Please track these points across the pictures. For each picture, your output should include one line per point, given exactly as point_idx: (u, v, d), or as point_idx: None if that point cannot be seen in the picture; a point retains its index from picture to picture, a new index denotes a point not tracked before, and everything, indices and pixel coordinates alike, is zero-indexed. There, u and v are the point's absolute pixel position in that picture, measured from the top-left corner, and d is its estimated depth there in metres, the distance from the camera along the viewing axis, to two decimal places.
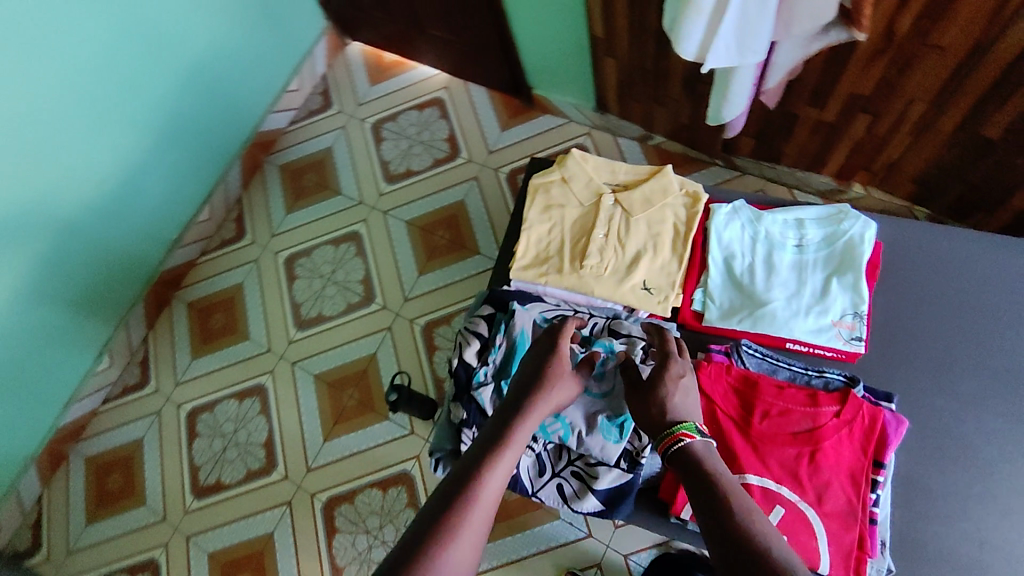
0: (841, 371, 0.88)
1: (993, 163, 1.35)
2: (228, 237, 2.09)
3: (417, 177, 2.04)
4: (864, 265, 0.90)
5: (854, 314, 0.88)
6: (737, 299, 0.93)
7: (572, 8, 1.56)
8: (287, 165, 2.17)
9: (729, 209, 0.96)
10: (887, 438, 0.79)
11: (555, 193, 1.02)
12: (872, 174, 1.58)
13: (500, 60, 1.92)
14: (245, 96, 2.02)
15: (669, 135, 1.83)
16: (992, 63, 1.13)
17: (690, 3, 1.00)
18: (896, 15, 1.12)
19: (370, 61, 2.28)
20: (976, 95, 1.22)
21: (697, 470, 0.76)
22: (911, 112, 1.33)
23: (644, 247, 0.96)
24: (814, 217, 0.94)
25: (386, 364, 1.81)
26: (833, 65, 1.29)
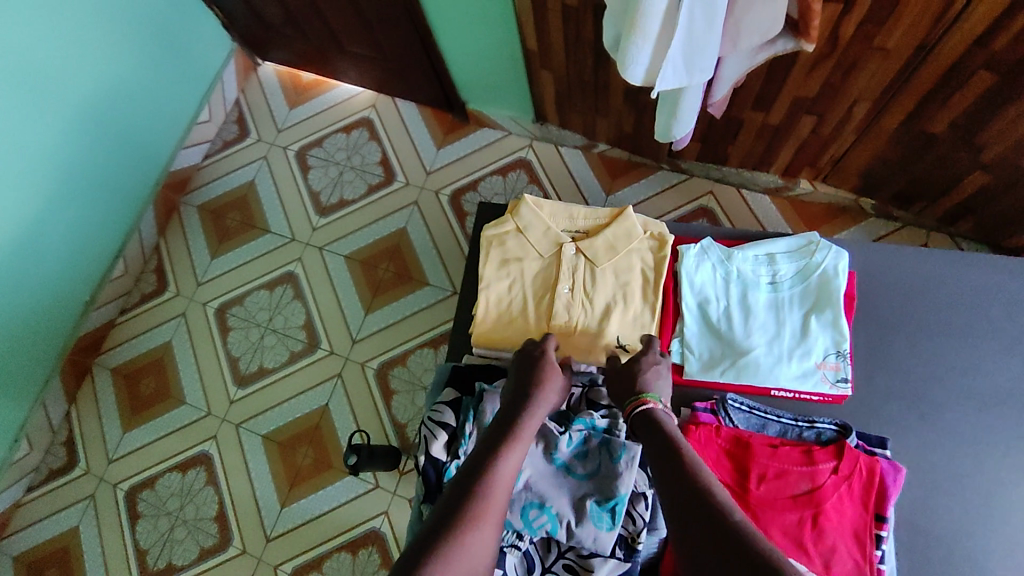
0: (830, 420, 0.87)
1: (937, 157, 1.34)
2: (149, 291, 1.92)
3: (351, 207, 1.92)
4: (841, 299, 0.89)
5: (837, 354, 0.87)
6: (717, 347, 0.91)
7: (501, 20, 1.46)
8: (207, 205, 1.99)
9: (698, 250, 0.94)
10: (888, 491, 0.79)
11: (511, 246, 0.97)
12: (818, 171, 1.57)
13: (428, 75, 1.80)
14: (149, 134, 1.83)
15: (613, 143, 1.76)
16: (936, 63, 1.11)
17: (636, 26, 0.94)
18: (839, 21, 1.09)
19: (285, 81, 2.11)
20: (920, 94, 1.20)
21: (662, 432, 0.78)
22: (856, 112, 1.31)
23: (614, 299, 0.93)
24: (785, 250, 0.93)
25: (341, 414, 1.71)
26: (776, 72, 1.25)
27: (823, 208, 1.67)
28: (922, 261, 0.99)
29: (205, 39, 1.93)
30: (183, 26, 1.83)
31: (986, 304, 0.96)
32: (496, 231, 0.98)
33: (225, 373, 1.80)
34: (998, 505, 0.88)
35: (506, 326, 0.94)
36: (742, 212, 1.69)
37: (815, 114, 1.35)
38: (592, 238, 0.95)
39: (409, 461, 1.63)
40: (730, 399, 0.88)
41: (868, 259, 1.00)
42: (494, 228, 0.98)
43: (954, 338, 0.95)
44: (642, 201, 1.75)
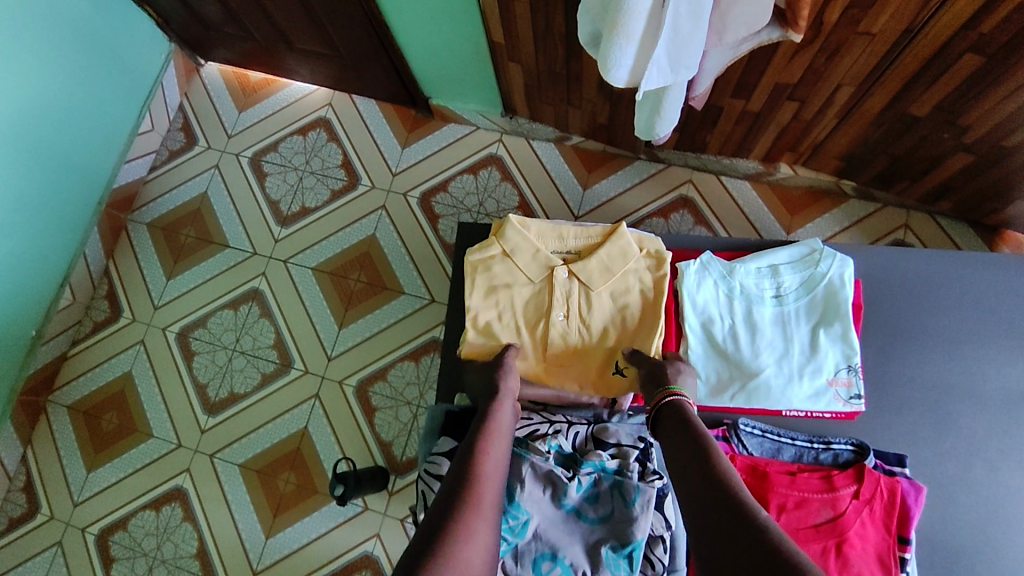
0: (846, 440, 0.87)
1: (919, 138, 1.32)
2: (102, 319, 1.81)
3: (316, 215, 1.82)
4: (849, 312, 0.87)
5: (847, 369, 0.86)
6: (725, 368, 0.90)
7: (463, 12, 1.37)
8: (157, 222, 1.89)
9: (699, 266, 0.92)
10: (909, 512, 0.81)
11: (499, 273, 0.94)
12: (798, 155, 1.53)
13: (387, 70, 1.70)
14: (84, 150, 1.69)
15: (586, 134, 1.70)
16: (923, 44, 1.07)
17: (619, 25, 0.88)
18: (824, 6, 1.04)
19: (233, 82, 1.98)
20: (905, 76, 1.16)
21: (688, 424, 0.79)
22: (838, 96, 1.27)
23: (610, 324, 0.92)
24: (788, 261, 0.91)
25: (321, 435, 1.63)
26: (756, 59, 1.20)
27: (803, 192, 1.67)
28: (921, 258, 0.97)
29: (140, 42, 1.78)
30: (113, 29, 1.68)
31: (989, 304, 0.94)
32: (483, 257, 0.95)
33: (193, 401, 1.70)
34: (1010, 512, 0.87)
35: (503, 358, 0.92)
36: (724, 203, 1.68)
37: (796, 100, 1.31)
38: (585, 259, 0.92)
39: (398, 480, 1.58)
40: (742, 424, 0.88)
41: (868, 260, 0.97)
42: (479, 254, 0.95)
43: (958, 341, 0.93)
44: (619, 194, 1.72)
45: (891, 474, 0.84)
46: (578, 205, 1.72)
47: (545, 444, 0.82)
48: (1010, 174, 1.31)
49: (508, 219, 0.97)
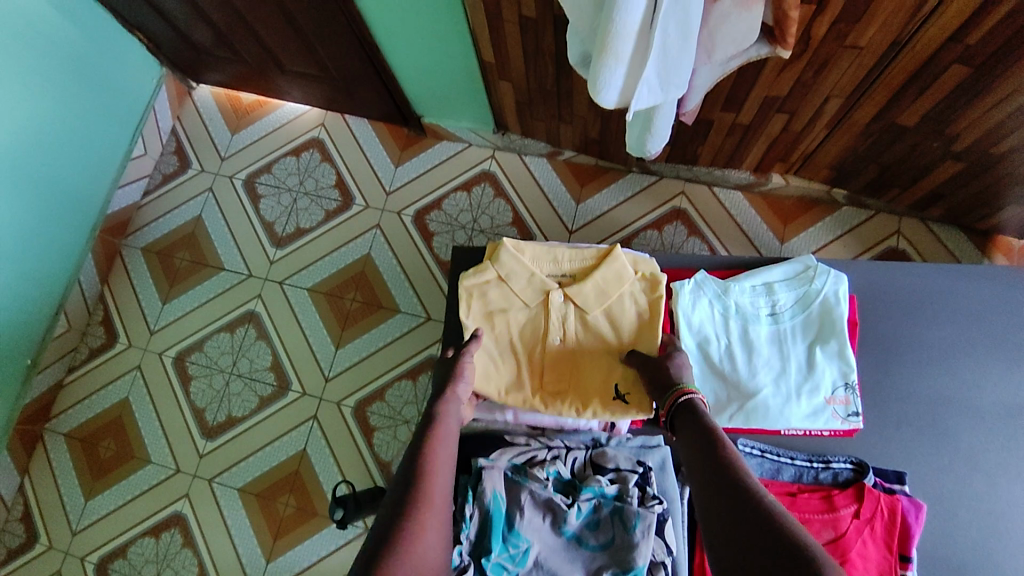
0: (845, 458, 0.87)
1: (908, 147, 1.32)
2: (97, 345, 1.80)
3: (310, 235, 1.82)
4: (845, 330, 0.87)
5: (845, 387, 0.86)
6: (723, 388, 0.89)
7: (452, 33, 1.37)
8: (152, 246, 1.88)
9: (693, 286, 0.92)
10: (910, 529, 0.81)
11: (495, 299, 0.94)
12: (789, 165, 1.54)
13: (378, 90, 1.70)
14: (77, 177, 1.69)
15: (578, 149, 1.70)
16: (909, 56, 1.08)
17: (608, 48, 0.88)
18: (812, 21, 1.04)
19: (225, 105, 1.98)
20: (892, 88, 1.17)
21: (701, 421, 0.79)
22: (827, 108, 1.27)
23: (608, 346, 0.93)
24: (783, 279, 0.91)
25: (320, 457, 1.62)
26: (744, 75, 1.21)
27: (795, 201, 1.68)
28: (915, 272, 0.97)
29: (131, 67, 1.79)
30: (104, 56, 1.69)
31: (983, 318, 0.95)
32: (478, 282, 0.95)
33: (190, 425, 1.69)
34: (1010, 525, 0.87)
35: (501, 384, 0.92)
36: (718, 214, 1.69)
37: (785, 112, 1.32)
38: (581, 283, 0.93)
39: None
40: (741, 444, 0.88)
41: (861, 275, 0.97)
42: (474, 280, 0.95)
43: (953, 355, 0.93)
44: (613, 207, 1.72)
45: (891, 492, 0.84)
46: (572, 220, 1.73)
47: (544, 471, 0.83)
48: (1001, 181, 1.31)
49: (502, 244, 0.97)
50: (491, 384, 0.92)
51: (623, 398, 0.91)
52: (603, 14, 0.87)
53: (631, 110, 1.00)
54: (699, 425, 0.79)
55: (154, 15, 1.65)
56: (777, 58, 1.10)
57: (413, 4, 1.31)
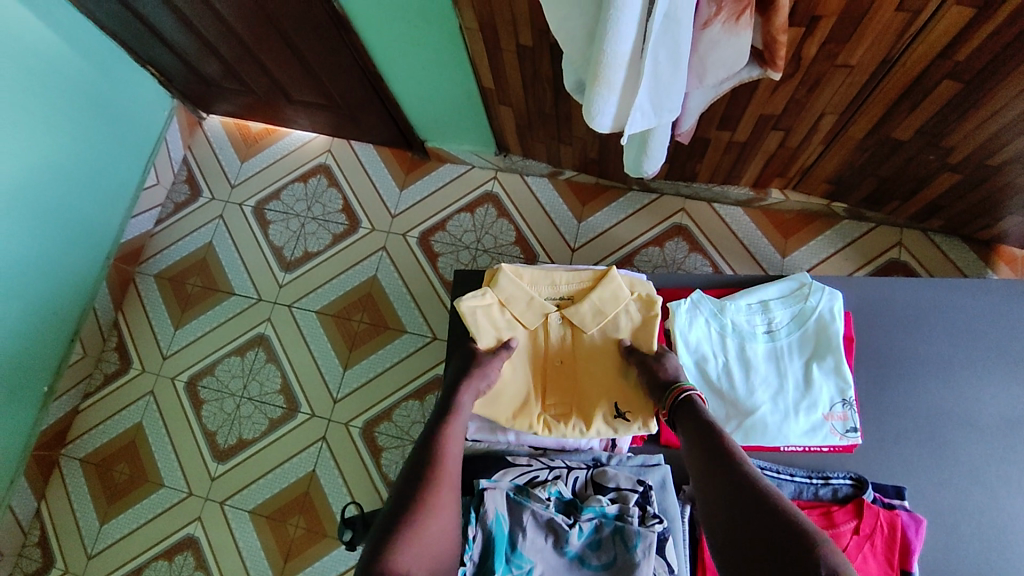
0: (844, 474, 0.87)
1: (905, 161, 1.34)
2: (112, 371, 1.84)
3: (318, 259, 1.85)
4: (841, 346, 0.89)
5: (842, 402, 0.87)
6: (721, 407, 0.90)
7: (452, 61, 1.41)
8: (164, 273, 1.93)
9: (690, 305, 0.93)
10: (909, 544, 0.82)
11: (498, 320, 0.97)
12: (788, 180, 1.56)
13: (382, 117, 1.74)
14: (91, 207, 1.74)
15: (579, 169, 1.73)
16: (899, 74, 1.10)
17: (601, 77, 0.91)
18: (801, 43, 1.07)
19: (234, 134, 2.04)
20: (884, 104, 1.19)
21: (701, 420, 0.82)
22: (822, 124, 1.29)
23: (607, 366, 0.95)
24: (778, 296, 0.92)
25: (329, 478, 1.64)
26: (738, 95, 1.23)
27: (795, 215, 1.69)
28: (911, 287, 0.98)
29: (144, 100, 1.85)
30: (117, 91, 1.75)
31: (981, 333, 0.95)
32: (479, 304, 0.97)
33: (202, 448, 1.72)
34: (1015, 540, 0.87)
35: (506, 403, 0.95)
36: (719, 230, 1.71)
37: (781, 129, 1.34)
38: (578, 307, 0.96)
39: None
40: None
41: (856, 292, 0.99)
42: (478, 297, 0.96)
43: (951, 369, 0.94)
44: (615, 224, 1.74)
45: (890, 507, 0.84)
46: (574, 238, 1.75)
47: (545, 491, 0.83)
48: (999, 192, 1.32)
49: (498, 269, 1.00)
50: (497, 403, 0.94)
51: (623, 415, 0.92)
52: (595, 44, 0.90)
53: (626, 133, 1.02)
54: (700, 424, 0.82)
55: (165, 50, 1.70)
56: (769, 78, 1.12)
57: (414, 34, 1.35)
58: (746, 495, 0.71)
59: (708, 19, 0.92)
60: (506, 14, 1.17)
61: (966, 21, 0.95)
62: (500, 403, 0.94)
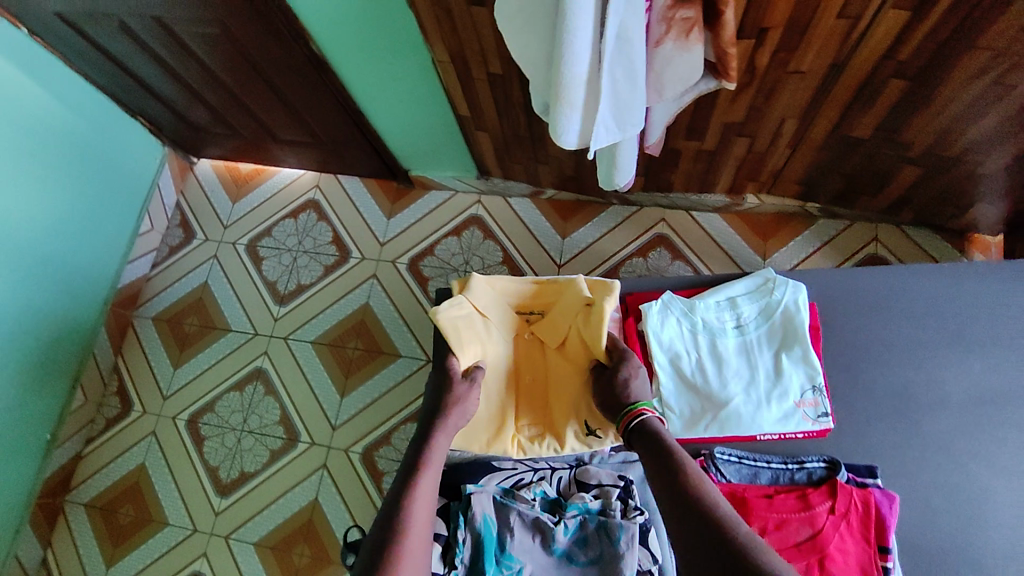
0: (817, 457, 0.90)
1: (867, 157, 1.39)
2: (113, 415, 1.86)
3: (311, 291, 1.90)
4: (808, 335, 0.92)
5: (813, 389, 0.91)
6: (696, 401, 0.94)
7: (427, 92, 1.48)
8: (161, 314, 1.97)
9: (661, 306, 0.97)
10: (884, 520, 0.84)
11: (468, 337, 0.98)
12: (760, 184, 1.61)
13: (366, 150, 1.80)
14: (87, 256, 1.79)
15: (559, 187, 1.79)
16: (849, 76, 1.16)
17: (563, 97, 0.97)
18: (753, 53, 1.13)
19: (225, 176, 2.10)
20: (840, 105, 1.24)
21: (657, 440, 0.87)
22: (784, 128, 1.35)
23: (574, 378, 1.00)
24: (744, 293, 0.97)
25: (332, 505, 1.65)
26: (702, 105, 1.29)
27: (771, 217, 1.74)
28: (875, 275, 1.02)
29: (136, 150, 1.91)
30: (110, 142, 1.81)
31: (946, 312, 0.99)
32: (455, 316, 0.97)
33: (205, 484, 1.74)
34: (992, 510, 0.89)
35: (478, 430, 0.98)
36: (698, 236, 1.75)
37: (745, 136, 1.40)
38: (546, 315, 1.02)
39: None
40: (718, 453, 0.91)
41: (825, 283, 1.03)
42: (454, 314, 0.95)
43: (920, 350, 0.98)
44: (598, 238, 1.79)
45: (863, 485, 0.87)
46: (559, 253, 1.80)
47: (530, 493, 0.86)
48: (961, 181, 1.36)
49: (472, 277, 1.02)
50: (470, 431, 0.98)
51: (594, 432, 0.97)
52: (554, 68, 0.95)
53: (593, 149, 1.07)
54: (654, 444, 0.87)
55: (154, 100, 1.78)
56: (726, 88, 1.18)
57: (389, 70, 1.41)
58: (695, 515, 0.77)
59: (659, 38, 0.97)
60: (474, 45, 1.23)
61: (902, 23, 1.01)
62: (472, 431, 0.98)
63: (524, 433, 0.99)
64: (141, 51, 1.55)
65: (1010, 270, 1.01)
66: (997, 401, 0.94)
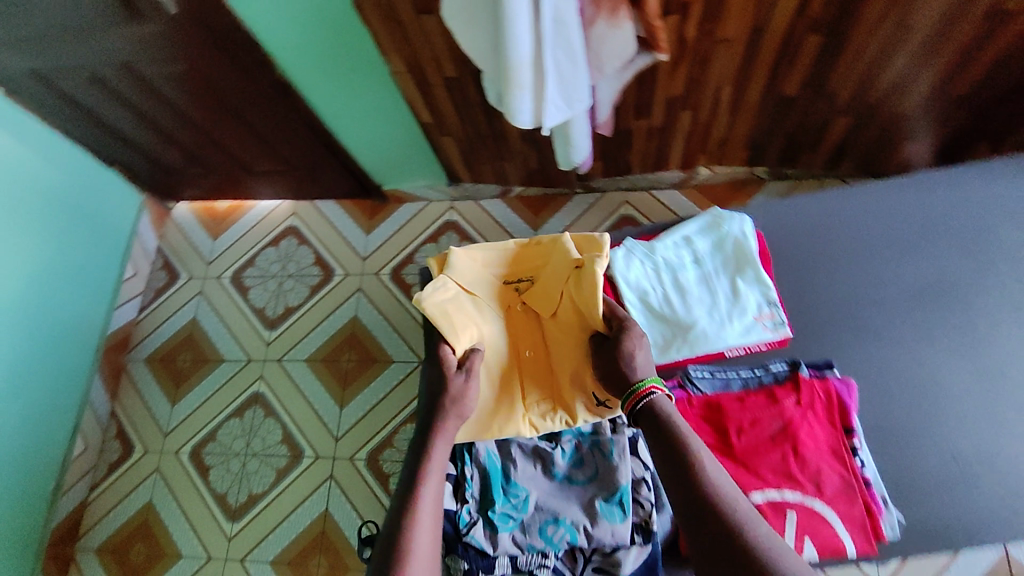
0: (781, 361, 0.99)
1: (802, 114, 1.51)
2: (115, 458, 1.88)
3: (299, 312, 1.95)
4: (757, 257, 1.02)
5: (768, 303, 1.00)
6: (667, 329, 1.01)
7: (390, 105, 1.57)
8: (154, 355, 2.00)
9: (625, 251, 1.05)
10: (844, 403, 0.92)
11: (461, 317, 1.04)
12: (710, 154, 1.72)
13: (338, 171, 1.89)
14: (76, 304, 1.84)
15: (526, 182, 1.88)
16: (770, 37, 1.27)
17: (512, 80, 1.06)
18: (681, 26, 1.24)
19: (203, 216, 2.16)
20: (767, 67, 1.36)
21: (660, 418, 0.89)
22: (722, 96, 1.46)
23: (573, 348, 1.04)
24: (697, 230, 1.06)
25: (343, 513, 1.68)
26: (644, 82, 1.40)
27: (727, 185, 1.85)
28: (816, 205, 1.13)
29: (115, 199, 1.98)
30: (89, 193, 1.87)
31: (883, 230, 1.09)
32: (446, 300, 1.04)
33: (214, 511, 1.76)
34: (949, 396, 0.98)
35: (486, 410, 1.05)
36: (661, 212, 1.85)
37: (688, 107, 1.51)
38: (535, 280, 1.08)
39: None
40: (692, 371, 0.99)
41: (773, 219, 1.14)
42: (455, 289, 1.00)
43: (865, 264, 1.07)
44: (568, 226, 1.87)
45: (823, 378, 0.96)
46: None
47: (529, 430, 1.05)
48: (889, 124, 1.48)
49: (451, 254, 1.09)
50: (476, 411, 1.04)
51: (602, 402, 1.02)
52: (501, 55, 1.05)
53: (546, 127, 1.17)
54: (659, 424, 0.89)
55: (129, 148, 1.85)
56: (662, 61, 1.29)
57: (352, 87, 1.51)
58: (702, 502, 0.80)
59: (592, 19, 1.08)
60: (427, 50, 1.33)
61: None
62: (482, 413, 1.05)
63: (531, 411, 1.05)
64: (113, 100, 1.64)
65: (933, 184, 1.12)
66: (938, 299, 1.04)
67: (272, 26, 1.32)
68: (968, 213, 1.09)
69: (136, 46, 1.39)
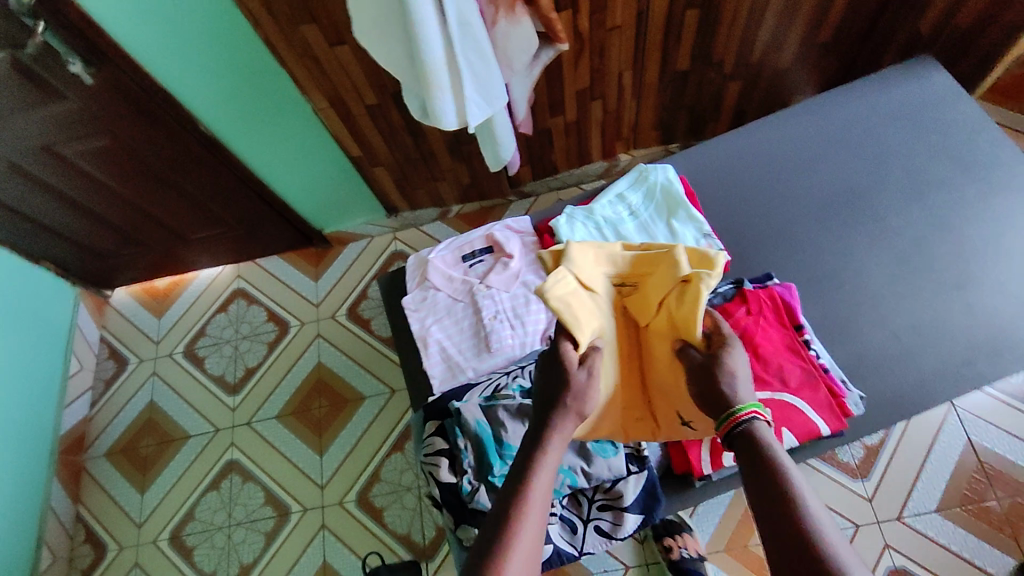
0: (725, 283, 1.06)
1: (698, 86, 1.64)
2: (87, 564, 1.76)
3: (260, 371, 1.92)
4: (686, 198, 1.09)
5: (703, 237, 1.07)
6: None
7: (318, 144, 1.62)
8: (113, 448, 1.91)
9: (568, 218, 1.11)
10: (789, 305, 1.01)
11: (583, 313, 0.88)
12: (627, 140, 1.84)
13: (277, 223, 1.90)
14: (22, 408, 1.75)
15: (462, 200, 1.95)
16: (653, 17, 1.40)
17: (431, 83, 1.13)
18: (574, 19, 1.35)
19: (144, 297, 2.12)
20: (657, 46, 1.49)
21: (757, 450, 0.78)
22: (624, 81, 1.58)
23: (674, 367, 0.92)
24: (628, 186, 1.12)
25: (343, 560, 1.63)
26: (552, 79, 1.50)
27: None
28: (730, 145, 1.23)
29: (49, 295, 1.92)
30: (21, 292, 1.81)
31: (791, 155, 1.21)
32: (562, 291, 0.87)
33: None
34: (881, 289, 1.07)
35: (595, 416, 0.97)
36: None
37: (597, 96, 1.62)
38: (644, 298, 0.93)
39: (431, 563, 1.58)
40: None
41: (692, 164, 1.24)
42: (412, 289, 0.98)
43: (778, 185, 1.18)
44: None
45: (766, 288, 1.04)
46: None
47: (509, 389, 0.91)
48: (776, 81, 1.64)
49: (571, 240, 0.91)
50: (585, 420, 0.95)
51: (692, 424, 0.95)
52: (417, 62, 1.12)
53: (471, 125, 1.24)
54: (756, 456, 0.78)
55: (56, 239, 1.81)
56: (563, 54, 1.39)
57: (277, 130, 1.55)
58: (793, 526, 0.71)
59: (493, 19, 1.17)
60: (346, 80, 1.40)
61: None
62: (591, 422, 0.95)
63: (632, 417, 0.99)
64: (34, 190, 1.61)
65: (823, 109, 1.24)
66: (847, 208, 1.15)
67: (189, 79, 1.36)
68: (857, 132, 1.21)
69: (58, 127, 1.39)
